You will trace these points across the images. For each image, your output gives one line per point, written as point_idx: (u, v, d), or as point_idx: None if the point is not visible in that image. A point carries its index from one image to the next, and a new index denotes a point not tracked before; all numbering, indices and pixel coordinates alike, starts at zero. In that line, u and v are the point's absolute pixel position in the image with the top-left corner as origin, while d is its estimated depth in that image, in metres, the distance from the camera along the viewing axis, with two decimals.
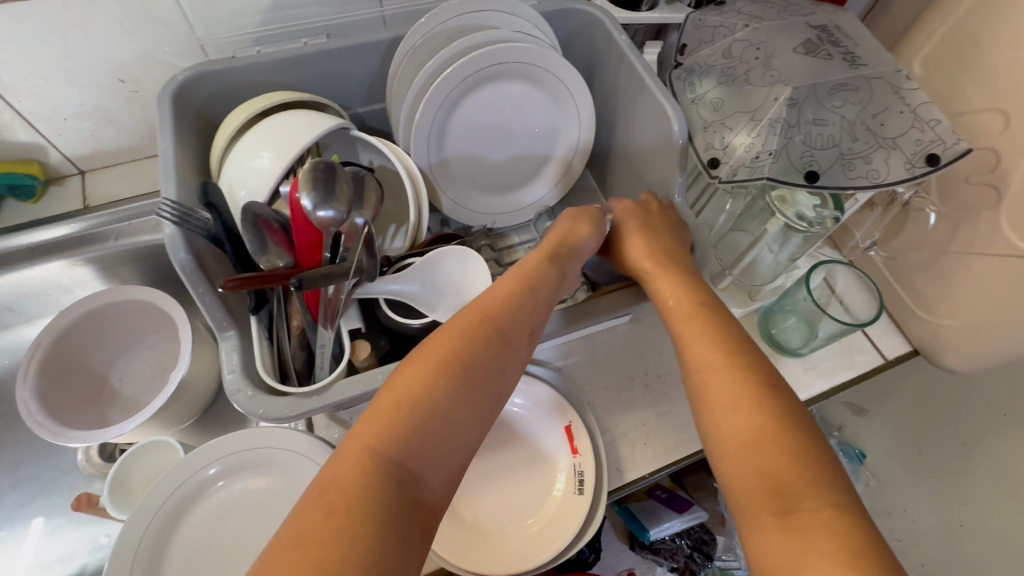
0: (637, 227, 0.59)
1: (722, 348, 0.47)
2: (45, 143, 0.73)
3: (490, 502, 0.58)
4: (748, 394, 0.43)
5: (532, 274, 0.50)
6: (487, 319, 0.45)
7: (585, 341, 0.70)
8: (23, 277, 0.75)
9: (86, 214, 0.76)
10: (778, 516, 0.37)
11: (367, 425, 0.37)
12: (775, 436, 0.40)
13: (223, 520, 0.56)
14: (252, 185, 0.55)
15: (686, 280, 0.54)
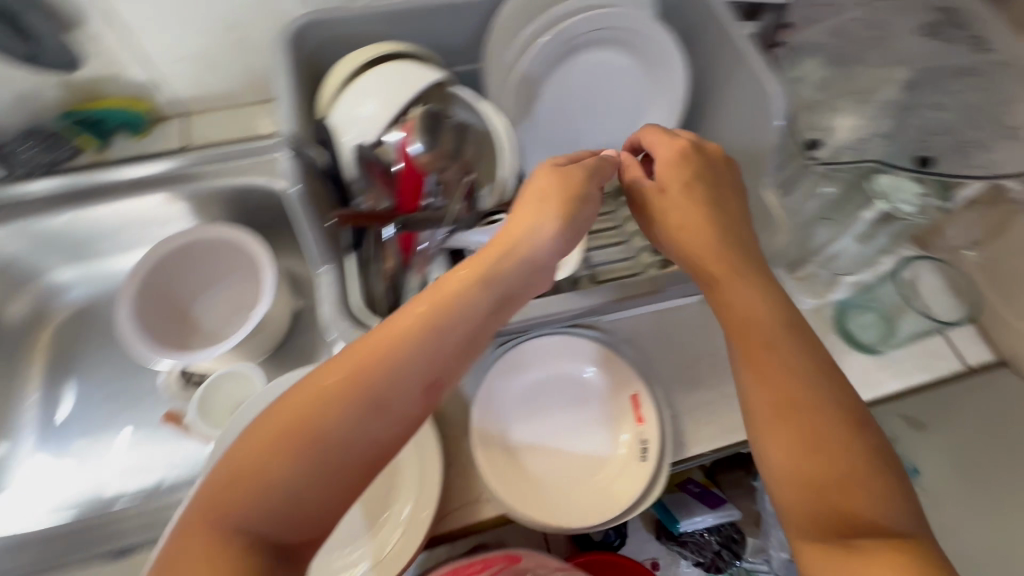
0: (681, 204, 0.53)
1: (807, 372, 0.46)
2: (155, 83, 0.78)
3: (557, 460, 0.60)
4: (837, 421, 0.44)
5: (453, 294, 0.42)
6: (386, 356, 0.39)
7: (655, 316, 0.70)
8: (125, 208, 0.80)
9: (186, 153, 0.81)
10: (840, 545, 0.41)
11: (207, 498, 0.35)
12: (848, 473, 0.42)
13: None
14: (357, 128, 0.54)
15: (753, 293, 0.50)
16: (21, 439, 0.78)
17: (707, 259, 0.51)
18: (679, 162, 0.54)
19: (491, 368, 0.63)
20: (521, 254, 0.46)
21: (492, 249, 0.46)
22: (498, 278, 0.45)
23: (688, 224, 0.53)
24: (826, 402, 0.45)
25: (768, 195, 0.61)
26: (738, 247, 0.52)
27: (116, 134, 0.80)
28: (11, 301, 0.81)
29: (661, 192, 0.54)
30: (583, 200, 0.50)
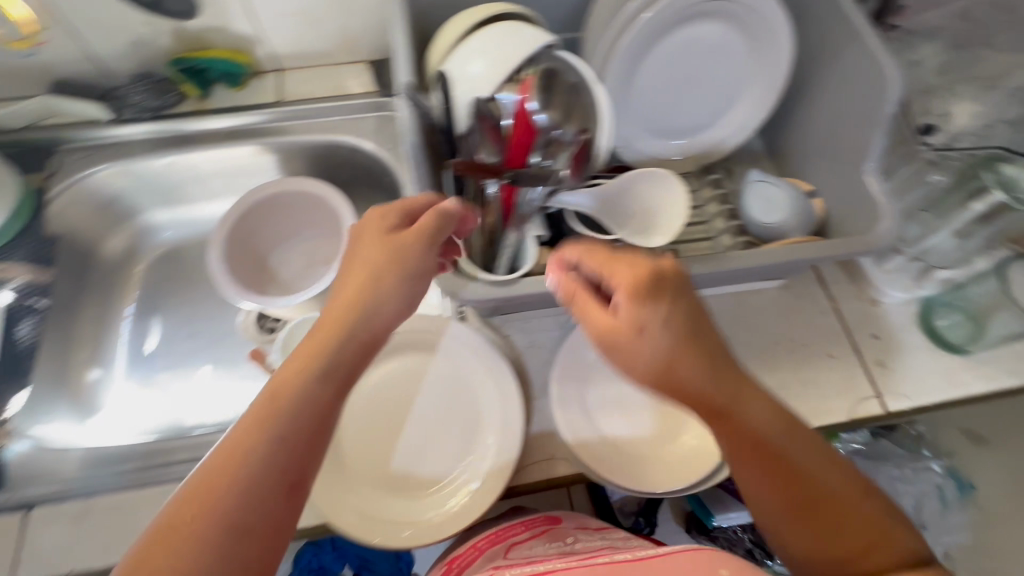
0: (671, 345, 0.42)
1: (789, 464, 0.43)
2: (258, 37, 0.80)
3: (632, 426, 0.60)
4: (833, 503, 0.42)
5: (290, 389, 0.40)
6: (240, 467, 0.37)
7: (733, 297, 0.70)
8: (220, 156, 0.84)
9: (281, 107, 0.84)
10: None
11: None
12: (843, 530, 0.41)
13: (386, 389, 0.61)
14: (475, 82, 0.55)
15: (734, 418, 0.43)
16: (113, 366, 0.82)
17: (701, 393, 0.42)
18: (651, 289, 0.42)
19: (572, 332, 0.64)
20: (353, 329, 0.43)
21: (326, 332, 0.43)
22: (334, 354, 0.42)
23: (663, 367, 0.42)
24: (814, 485, 0.42)
25: (871, 179, 0.60)
26: (711, 363, 0.42)
27: (216, 85, 0.84)
28: (109, 236, 0.85)
29: (639, 334, 0.42)
30: (412, 254, 0.46)
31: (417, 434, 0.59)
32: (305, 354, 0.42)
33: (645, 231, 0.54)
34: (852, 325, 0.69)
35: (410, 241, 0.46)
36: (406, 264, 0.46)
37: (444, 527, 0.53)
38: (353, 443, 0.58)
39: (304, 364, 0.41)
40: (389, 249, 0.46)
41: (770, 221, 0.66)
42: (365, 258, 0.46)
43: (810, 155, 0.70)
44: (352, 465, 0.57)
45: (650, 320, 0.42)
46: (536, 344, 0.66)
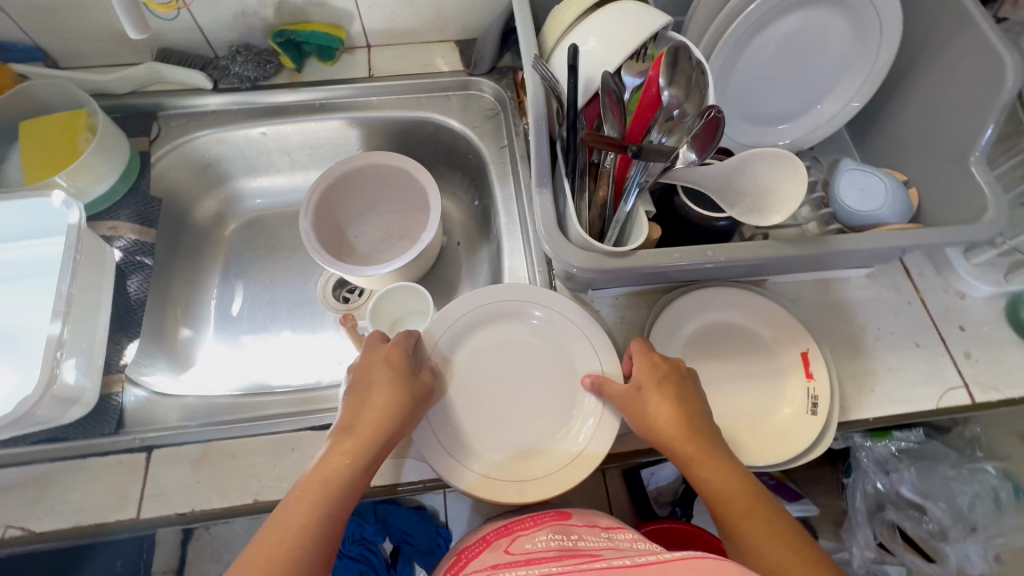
0: (656, 399, 0.54)
1: (744, 510, 0.48)
2: (355, 12, 0.83)
3: (723, 403, 0.63)
4: (785, 554, 0.45)
5: (333, 485, 0.47)
6: (299, 549, 0.43)
7: (821, 283, 0.71)
8: (311, 128, 0.87)
9: (372, 82, 0.86)
10: None
11: None
12: None
13: (489, 352, 0.63)
14: (600, 49, 0.56)
15: (705, 471, 0.51)
16: (203, 328, 0.85)
17: (678, 445, 0.52)
18: (660, 369, 0.56)
19: (667, 306, 0.65)
20: (378, 439, 0.51)
21: (361, 439, 0.51)
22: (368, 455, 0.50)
23: (653, 417, 0.54)
24: (757, 542, 0.46)
25: (979, 169, 0.60)
26: (691, 426, 0.53)
27: (310, 59, 0.86)
28: (203, 200, 0.89)
29: (638, 391, 0.56)
30: (415, 393, 0.55)
31: (517, 400, 0.61)
32: (340, 460, 0.49)
33: (756, 210, 0.56)
34: (938, 317, 0.70)
35: (413, 383, 0.56)
36: (416, 395, 0.55)
37: (549, 490, 0.56)
38: (459, 403, 0.60)
39: (345, 467, 0.49)
40: (401, 385, 0.55)
41: (866, 208, 0.67)
42: (385, 385, 0.54)
43: (905, 147, 0.71)
44: (457, 423, 0.59)
45: (648, 384, 0.55)
46: (628, 320, 0.68)
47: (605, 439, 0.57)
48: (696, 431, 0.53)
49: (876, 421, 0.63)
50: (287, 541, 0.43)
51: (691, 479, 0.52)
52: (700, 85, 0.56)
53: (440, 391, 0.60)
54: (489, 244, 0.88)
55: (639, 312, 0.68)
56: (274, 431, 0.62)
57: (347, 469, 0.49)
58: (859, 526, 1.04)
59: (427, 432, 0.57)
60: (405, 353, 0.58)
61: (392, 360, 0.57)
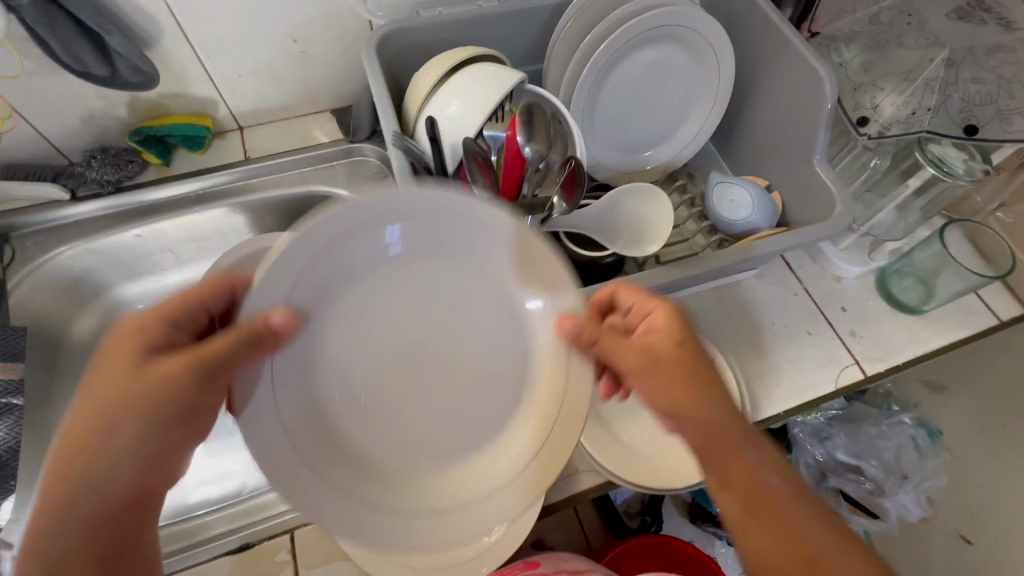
0: (693, 359, 0.46)
1: (775, 537, 0.40)
2: (217, 98, 0.80)
3: (645, 429, 0.63)
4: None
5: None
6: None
7: (716, 291, 0.74)
8: (189, 221, 0.83)
9: (248, 163, 0.83)
10: None
11: None
12: None
13: (387, 321, 0.49)
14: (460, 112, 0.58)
15: (758, 452, 0.43)
16: None
17: (724, 419, 0.44)
18: (673, 345, 0.46)
19: None
20: (117, 453, 0.41)
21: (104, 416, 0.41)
22: (66, 537, 0.39)
23: (684, 390, 0.44)
24: (802, 541, 0.40)
25: (820, 169, 0.67)
26: (732, 406, 0.45)
27: (178, 150, 0.83)
28: (77, 318, 0.82)
29: (677, 346, 0.46)
30: (133, 422, 0.41)
31: (436, 382, 0.50)
32: (22, 560, 0.38)
33: (637, 243, 0.58)
34: (822, 302, 0.76)
35: (125, 411, 0.41)
36: (135, 426, 0.41)
37: (486, 518, 0.46)
38: (367, 410, 0.48)
39: (25, 572, 0.38)
40: (97, 422, 0.41)
41: (737, 219, 0.72)
42: (109, 390, 0.41)
43: (760, 154, 0.77)
44: (373, 431, 0.48)
45: (680, 343, 0.46)
46: None
47: (551, 462, 0.47)
48: (729, 429, 0.44)
49: (787, 412, 0.67)
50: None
51: (714, 482, 0.43)
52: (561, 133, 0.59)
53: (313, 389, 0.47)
54: None
55: None
56: (186, 565, 0.57)
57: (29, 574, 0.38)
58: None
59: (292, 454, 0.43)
60: (126, 351, 0.42)
61: (97, 375, 0.42)
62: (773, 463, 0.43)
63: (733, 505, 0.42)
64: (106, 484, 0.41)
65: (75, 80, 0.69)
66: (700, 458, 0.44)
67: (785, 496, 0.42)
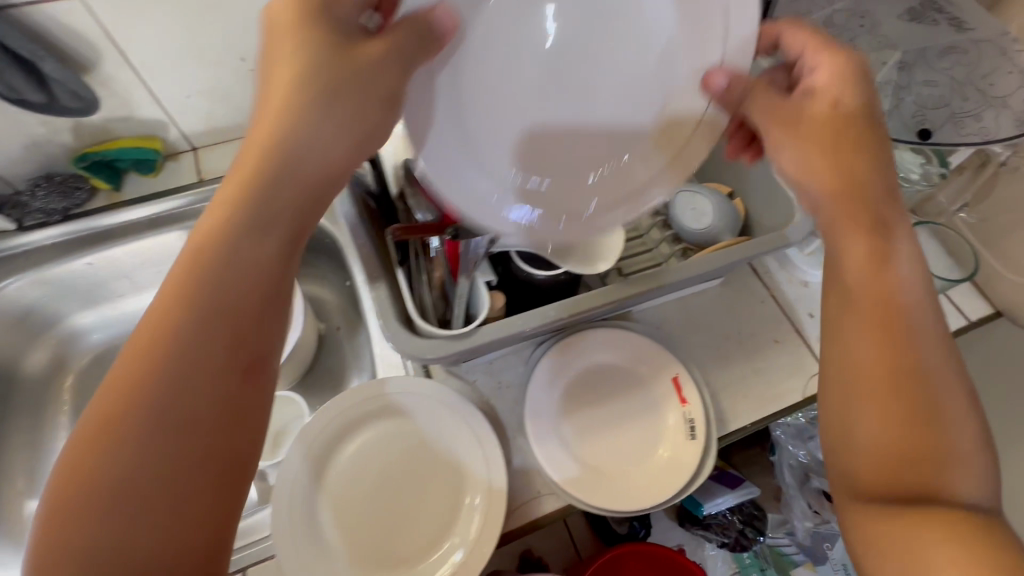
0: (853, 137, 0.46)
1: (886, 352, 0.40)
2: (167, 120, 0.78)
3: (609, 447, 0.62)
4: (882, 469, 0.38)
5: (120, 390, 0.32)
6: (78, 495, 0.31)
7: (680, 302, 0.73)
8: (141, 246, 0.81)
9: (202, 185, 0.81)
10: (901, 501, 0.37)
11: (67, 459, 0.32)
12: (935, 430, 0.38)
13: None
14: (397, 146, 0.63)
15: (908, 275, 0.42)
16: None
17: (880, 216, 0.44)
18: (838, 88, 0.46)
19: (539, 362, 0.65)
20: (287, 172, 0.39)
21: (265, 124, 0.39)
22: (235, 267, 0.36)
23: (832, 166, 0.45)
24: (920, 370, 0.40)
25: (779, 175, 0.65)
26: (893, 217, 0.44)
27: (130, 174, 0.81)
28: (30, 351, 0.81)
29: (836, 111, 0.46)
30: (279, 199, 0.39)
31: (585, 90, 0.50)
32: (140, 336, 0.34)
33: (589, 261, 0.58)
34: (789, 309, 0.74)
35: (271, 184, 0.38)
36: (337, 122, 0.40)
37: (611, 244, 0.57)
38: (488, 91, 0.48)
39: (150, 359, 0.33)
40: (243, 196, 0.37)
41: (701, 227, 0.71)
42: (277, 81, 0.39)
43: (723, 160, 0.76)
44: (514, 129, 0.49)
45: (837, 103, 0.46)
46: (506, 383, 0.67)
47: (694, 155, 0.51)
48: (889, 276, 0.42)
49: (752, 425, 0.66)
50: (59, 488, 0.31)
51: (837, 318, 0.43)
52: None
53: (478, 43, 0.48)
54: (366, 326, 0.84)
55: (516, 372, 0.68)
56: None
57: (152, 357, 0.33)
58: (794, 498, 1.14)
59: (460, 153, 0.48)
60: (292, 78, 0.39)
61: (252, 144, 0.39)
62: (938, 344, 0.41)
63: (860, 355, 0.41)
64: (248, 268, 0.36)
65: (13, 110, 0.67)
66: (827, 239, 0.46)
67: (923, 333, 0.41)
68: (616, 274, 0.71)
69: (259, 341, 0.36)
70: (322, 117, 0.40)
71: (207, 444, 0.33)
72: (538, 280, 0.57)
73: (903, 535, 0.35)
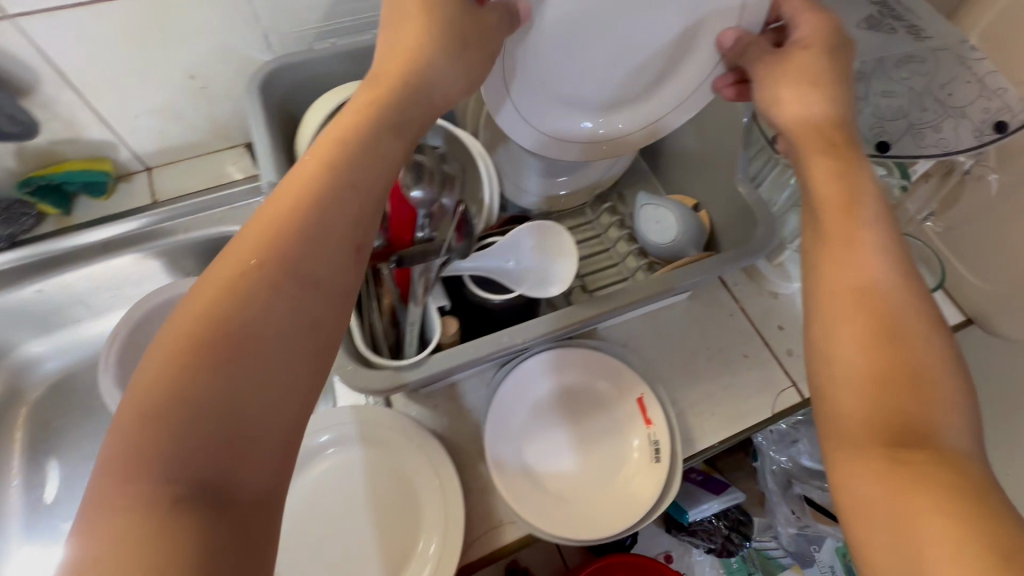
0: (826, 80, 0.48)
1: (856, 295, 0.38)
2: (116, 140, 0.75)
3: (572, 471, 0.60)
4: (867, 422, 0.34)
5: (227, 298, 0.32)
6: (176, 404, 0.29)
7: (648, 318, 0.71)
8: (93, 271, 0.79)
9: (155, 207, 0.79)
10: (886, 449, 0.32)
11: (152, 367, 0.30)
12: (917, 376, 0.34)
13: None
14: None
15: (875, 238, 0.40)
16: (8, 528, 0.75)
17: (846, 172, 0.44)
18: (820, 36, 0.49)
19: (501, 384, 0.63)
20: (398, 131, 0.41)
21: (387, 83, 0.42)
22: (343, 209, 0.37)
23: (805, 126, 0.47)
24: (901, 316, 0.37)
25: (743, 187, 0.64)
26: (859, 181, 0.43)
27: (80, 197, 0.78)
28: None
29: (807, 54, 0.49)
30: (387, 144, 0.40)
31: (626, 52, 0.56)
32: (245, 247, 0.34)
33: (544, 283, 0.56)
34: (758, 322, 0.73)
35: (388, 130, 0.40)
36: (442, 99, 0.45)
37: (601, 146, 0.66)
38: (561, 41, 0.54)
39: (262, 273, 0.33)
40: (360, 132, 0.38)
41: (666, 241, 0.69)
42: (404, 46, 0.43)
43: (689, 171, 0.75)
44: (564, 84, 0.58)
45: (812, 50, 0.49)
46: (467, 408, 0.65)
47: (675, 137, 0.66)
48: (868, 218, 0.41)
49: (719, 445, 0.64)
50: (147, 390, 0.29)
51: (825, 256, 0.41)
52: (473, 183, 0.61)
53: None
54: None
55: (478, 397, 0.66)
56: None
57: (267, 273, 0.33)
58: (777, 504, 1.11)
59: (528, 93, 0.58)
60: (420, 31, 0.43)
61: (371, 87, 0.42)
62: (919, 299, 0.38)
63: (838, 298, 0.38)
64: (360, 205, 0.37)
65: None
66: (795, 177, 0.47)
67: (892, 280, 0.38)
68: (580, 290, 0.70)
69: (356, 285, 0.37)
70: (437, 75, 0.43)
71: (298, 378, 0.33)
72: (492, 306, 0.56)
73: (886, 498, 0.30)
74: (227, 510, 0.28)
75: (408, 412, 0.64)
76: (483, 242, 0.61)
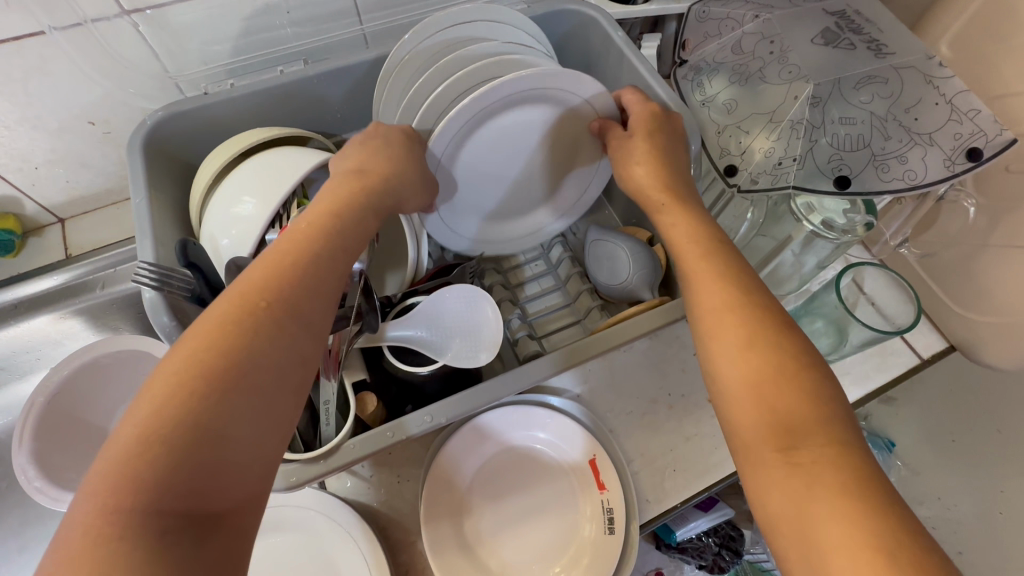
0: (652, 145, 0.52)
1: (735, 314, 0.40)
2: (18, 195, 0.69)
3: (519, 545, 0.55)
4: (760, 432, 0.35)
5: (230, 336, 0.32)
6: (177, 433, 0.29)
7: (602, 363, 0.65)
8: (8, 336, 0.73)
9: (69, 264, 0.73)
10: (781, 452, 0.33)
11: (142, 406, 0.30)
12: (788, 366, 0.36)
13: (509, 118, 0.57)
14: (235, 233, 0.50)
15: (728, 260, 0.43)
16: None
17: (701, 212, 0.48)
18: (654, 116, 0.53)
19: (435, 460, 0.57)
20: (370, 218, 0.44)
21: (369, 181, 0.45)
22: (329, 272, 0.38)
23: (648, 178, 0.51)
24: (768, 320, 0.39)
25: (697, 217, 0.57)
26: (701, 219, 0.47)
27: None
28: None
29: (630, 137, 0.53)
30: (372, 225, 0.44)
31: (529, 163, 0.63)
32: (248, 291, 0.34)
33: (472, 352, 0.52)
34: None
35: (376, 215, 0.45)
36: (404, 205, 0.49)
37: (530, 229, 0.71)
38: (477, 162, 0.60)
39: (266, 316, 0.34)
40: (352, 212, 0.42)
41: (618, 282, 0.63)
42: (379, 159, 0.47)
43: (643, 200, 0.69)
44: (474, 194, 0.63)
45: (637, 133, 0.53)
46: (406, 477, 0.59)
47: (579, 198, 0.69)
48: (715, 245, 0.45)
49: (681, 506, 0.59)
50: (149, 417, 0.29)
51: (692, 276, 0.44)
52: (396, 243, 0.63)
53: (478, 64, 0.53)
54: None
55: (417, 464, 0.60)
56: None
57: (269, 318, 0.34)
58: None
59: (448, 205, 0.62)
60: (398, 162, 0.49)
61: (360, 177, 0.46)
62: (770, 300, 0.41)
63: (721, 318, 0.40)
64: (346, 270, 0.40)
65: None
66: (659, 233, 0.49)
67: (748, 286, 0.41)
68: (527, 339, 0.63)
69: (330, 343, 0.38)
70: (409, 192, 0.49)
71: (286, 418, 0.34)
72: (415, 379, 0.51)
73: (794, 503, 0.32)
74: (207, 536, 0.28)
75: (340, 488, 0.58)
76: (405, 302, 0.56)
